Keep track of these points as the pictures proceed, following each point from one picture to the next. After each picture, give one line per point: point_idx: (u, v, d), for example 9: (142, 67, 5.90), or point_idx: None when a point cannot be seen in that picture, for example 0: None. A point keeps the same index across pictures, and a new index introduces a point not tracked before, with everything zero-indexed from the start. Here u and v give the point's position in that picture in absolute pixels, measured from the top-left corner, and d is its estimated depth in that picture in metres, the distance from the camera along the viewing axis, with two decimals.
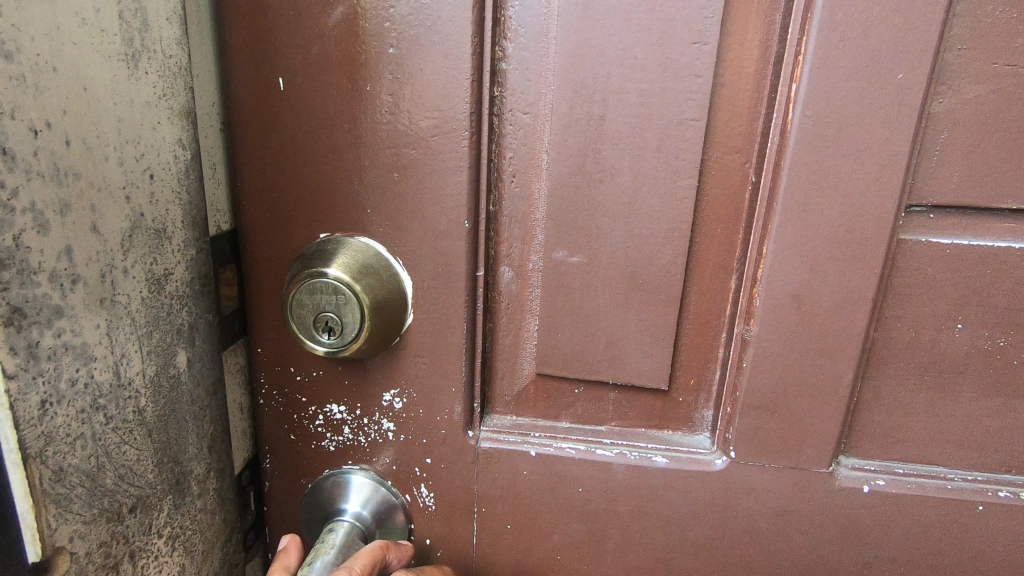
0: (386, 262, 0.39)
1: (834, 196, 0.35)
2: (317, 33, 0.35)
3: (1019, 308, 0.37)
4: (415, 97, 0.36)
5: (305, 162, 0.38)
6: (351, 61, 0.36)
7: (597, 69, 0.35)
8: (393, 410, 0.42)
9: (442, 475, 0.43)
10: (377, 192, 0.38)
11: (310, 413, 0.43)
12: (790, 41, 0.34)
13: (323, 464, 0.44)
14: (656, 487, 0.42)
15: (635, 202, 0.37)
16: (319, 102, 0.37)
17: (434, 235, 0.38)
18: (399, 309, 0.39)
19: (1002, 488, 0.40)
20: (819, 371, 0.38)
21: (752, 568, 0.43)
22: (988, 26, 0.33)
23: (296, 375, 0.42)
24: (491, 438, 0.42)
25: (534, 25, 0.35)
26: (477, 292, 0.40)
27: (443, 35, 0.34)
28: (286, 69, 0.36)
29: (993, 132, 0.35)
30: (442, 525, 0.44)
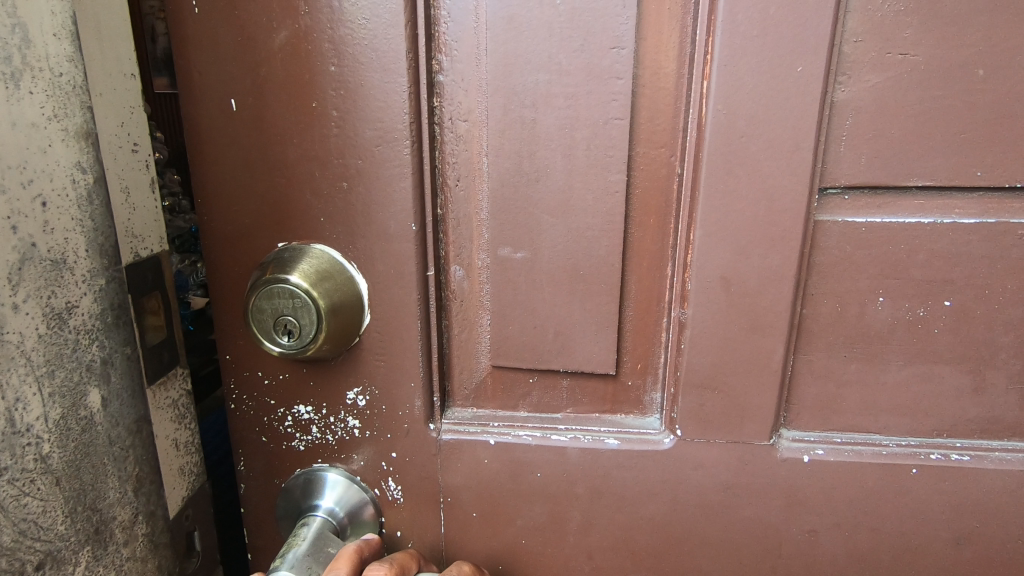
0: (341, 267, 0.41)
1: (751, 183, 0.38)
2: (265, 55, 0.38)
3: (934, 277, 0.40)
4: (359, 111, 0.38)
5: (260, 177, 0.41)
6: (297, 80, 0.38)
7: (526, 77, 0.38)
8: (357, 408, 0.44)
9: (408, 468, 0.45)
10: (329, 201, 0.40)
11: (279, 415, 0.45)
12: (699, 41, 0.37)
13: (295, 464, 0.47)
14: (610, 468, 0.44)
15: (571, 199, 0.40)
16: (271, 120, 0.39)
17: (384, 239, 0.41)
18: (356, 310, 0.41)
19: (934, 450, 0.43)
20: (752, 348, 0.41)
21: (706, 541, 0.45)
22: (878, 19, 0.36)
23: (264, 379, 0.45)
24: (452, 430, 0.44)
25: (465, 39, 0.38)
26: (429, 291, 0.42)
27: (379, 52, 0.37)
28: (237, 91, 0.39)
29: (894, 116, 0.38)
30: (411, 517, 0.46)
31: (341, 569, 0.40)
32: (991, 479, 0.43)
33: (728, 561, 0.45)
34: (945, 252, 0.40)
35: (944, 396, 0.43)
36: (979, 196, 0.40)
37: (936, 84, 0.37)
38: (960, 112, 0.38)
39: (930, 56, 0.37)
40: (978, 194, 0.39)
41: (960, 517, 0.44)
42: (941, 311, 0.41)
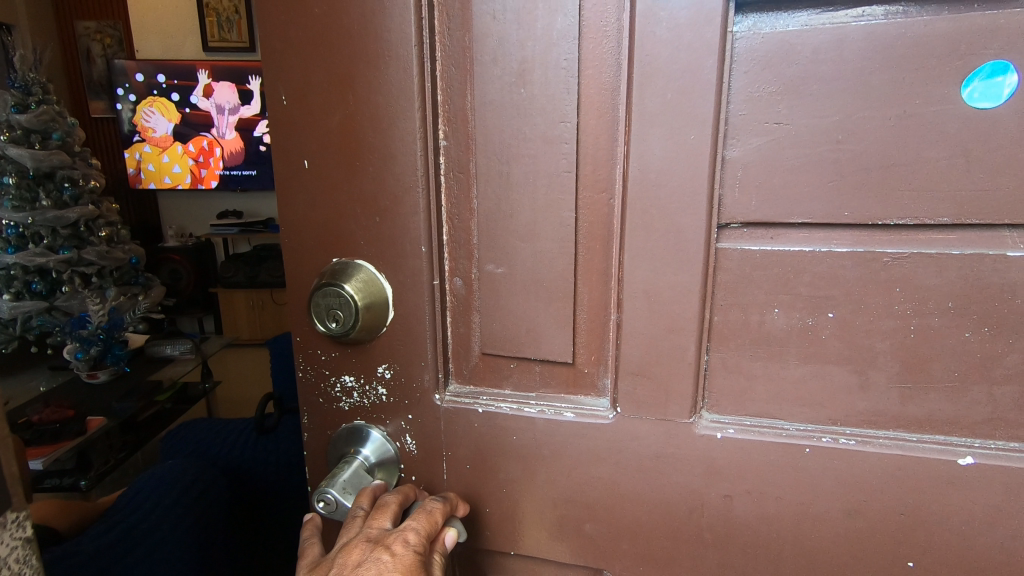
0: (376, 278, 0.57)
1: (663, 220, 0.52)
2: (324, 129, 0.55)
3: (819, 294, 0.51)
4: (386, 167, 0.55)
5: (320, 212, 0.57)
6: (347, 146, 0.55)
7: (502, 140, 0.53)
8: (385, 379, 0.60)
9: (421, 426, 0.61)
10: (367, 230, 0.57)
11: (331, 382, 0.62)
12: (621, 115, 0.51)
13: (341, 420, 0.63)
14: (569, 435, 0.58)
15: (535, 229, 0.54)
16: (327, 172, 0.56)
17: (403, 256, 0.56)
18: (384, 309, 0.57)
19: (826, 435, 0.54)
20: (670, 344, 0.54)
21: (643, 496, 0.58)
22: (758, 95, 0.48)
23: (321, 356, 0.62)
24: (451, 401, 0.60)
25: (459, 115, 0.54)
26: (436, 296, 0.57)
27: (402, 127, 0.53)
28: (306, 153, 0.56)
29: (776, 170, 0.49)
30: (424, 464, 0.62)
31: (366, 501, 0.56)
32: (876, 460, 0.53)
33: (661, 513, 0.58)
34: (826, 275, 0.51)
35: (837, 390, 0.53)
36: (852, 230, 0.50)
37: (806, 145, 0.48)
38: (827, 166, 0.48)
39: (800, 124, 0.48)
40: (851, 229, 0.50)
41: (848, 490, 0.54)
42: (826, 321, 0.51)
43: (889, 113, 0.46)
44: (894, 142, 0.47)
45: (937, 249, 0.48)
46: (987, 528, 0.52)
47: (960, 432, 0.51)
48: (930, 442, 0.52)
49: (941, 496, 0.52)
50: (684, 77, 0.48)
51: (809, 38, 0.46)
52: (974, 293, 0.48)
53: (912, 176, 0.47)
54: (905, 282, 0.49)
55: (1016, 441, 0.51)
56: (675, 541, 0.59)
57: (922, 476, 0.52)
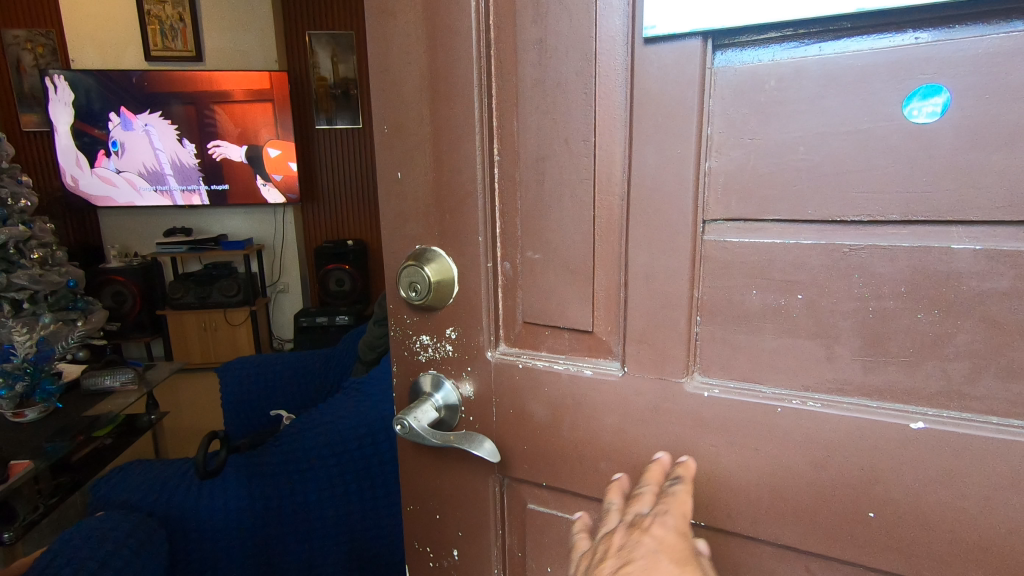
0: (448, 263, 0.77)
1: (656, 218, 0.65)
2: (414, 151, 0.76)
3: (786, 278, 0.62)
4: (455, 176, 0.74)
5: (410, 211, 0.79)
6: (430, 164, 0.76)
7: (536, 153, 0.70)
8: (451, 338, 0.80)
9: (477, 375, 0.80)
10: (442, 224, 0.77)
11: (414, 340, 0.83)
12: (623, 136, 0.65)
13: (421, 369, 0.84)
14: (588, 388, 0.73)
15: (562, 226, 0.70)
16: (416, 184, 0.77)
17: (467, 243, 0.75)
18: (451, 286, 0.77)
19: (797, 398, 0.64)
20: (666, 317, 0.67)
21: (644, 445, 0.72)
22: (734, 117, 0.61)
23: (407, 319, 0.83)
24: (498, 357, 0.78)
25: (506, 135, 0.72)
26: (492, 275, 0.76)
27: (467, 148, 0.73)
28: (402, 168, 0.78)
29: (749, 176, 0.61)
30: (479, 406, 0.81)
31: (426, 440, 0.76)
32: (839, 422, 0.62)
33: (660, 458, 0.71)
34: (793, 262, 0.61)
35: (806, 360, 0.63)
36: (817, 225, 0.60)
37: (773, 156, 0.60)
38: (792, 174, 0.59)
39: (768, 140, 0.59)
40: (816, 224, 0.60)
41: (811, 448, 0.64)
42: (797, 302, 0.62)
43: (842, 128, 0.56)
44: (847, 153, 0.57)
45: (887, 243, 0.57)
46: (939, 486, 0.59)
47: (917, 401, 0.59)
48: (890, 408, 0.60)
49: (897, 457, 0.60)
50: (671, 105, 0.62)
51: (774, 70, 0.58)
52: (921, 280, 0.57)
53: (862, 179, 0.57)
54: (860, 269, 0.59)
55: (968, 412, 0.58)
56: None
57: (880, 438, 0.61)
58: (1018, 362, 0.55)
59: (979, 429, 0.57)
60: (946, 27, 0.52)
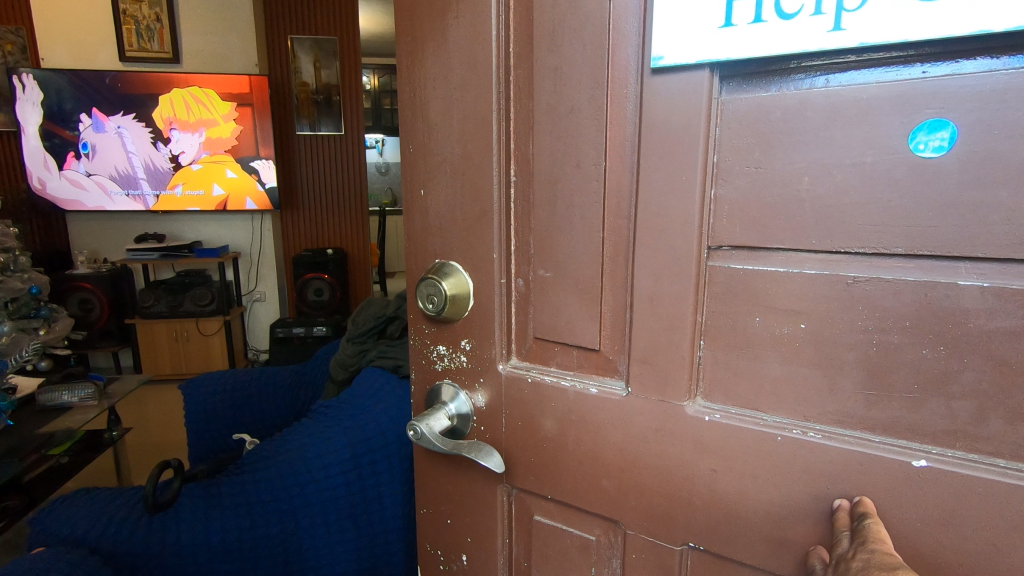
0: (463, 276, 0.80)
1: (661, 242, 0.67)
2: (436, 170, 0.80)
3: (788, 306, 0.63)
4: (472, 195, 0.78)
5: (430, 227, 0.83)
6: (449, 182, 0.79)
7: (548, 175, 0.72)
8: (465, 349, 0.83)
9: (488, 386, 0.83)
10: (458, 240, 0.80)
11: (432, 349, 0.87)
12: (633, 161, 0.67)
13: (438, 377, 0.88)
14: (593, 405, 0.75)
15: (572, 246, 0.72)
16: (437, 201, 0.81)
17: (482, 259, 0.78)
18: (465, 298, 0.80)
19: (797, 428, 0.64)
20: (670, 340, 0.68)
21: (646, 463, 0.73)
22: (741, 146, 0.62)
23: (427, 329, 0.87)
24: (509, 370, 0.81)
25: (522, 157, 0.74)
26: (507, 291, 0.79)
27: (484, 168, 0.76)
28: (425, 185, 0.82)
29: (754, 205, 0.62)
30: (489, 416, 0.84)
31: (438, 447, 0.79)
32: (840, 454, 0.62)
33: (662, 479, 0.72)
34: (796, 291, 0.62)
35: (810, 390, 0.63)
36: (821, 256, 0.60)
37: (779, 186, 0.60)
38: (794, 204, 0.60)
39: (774, 170, 0.60)
40: (821, 254, 0.60)
41: (809, 478, 0.64)
42: (800, 331, 0.62)
43: (846, 160, 0.57)
44: (850, 185, 0.57)
45: (892, 276, 0.57)
46: (940, 527, 0.58)
47: (922, 439, 0.58)
48: (891, 444, 0.60)
49: (897, 493, 0.60)
50: (677, 133, 0.63)
51: (779, 101, 0.59)
52: (928, 315, 0.56)
53: (865, 212, 0.57)
54: (865, 301, 0.59)
55: (973, 453, 0.56)
56: (673, 503, 0.72)
57: (880, 472, 0.60)
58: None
59: (985, 471, 0.56)
60: (953, 60, 0.51)
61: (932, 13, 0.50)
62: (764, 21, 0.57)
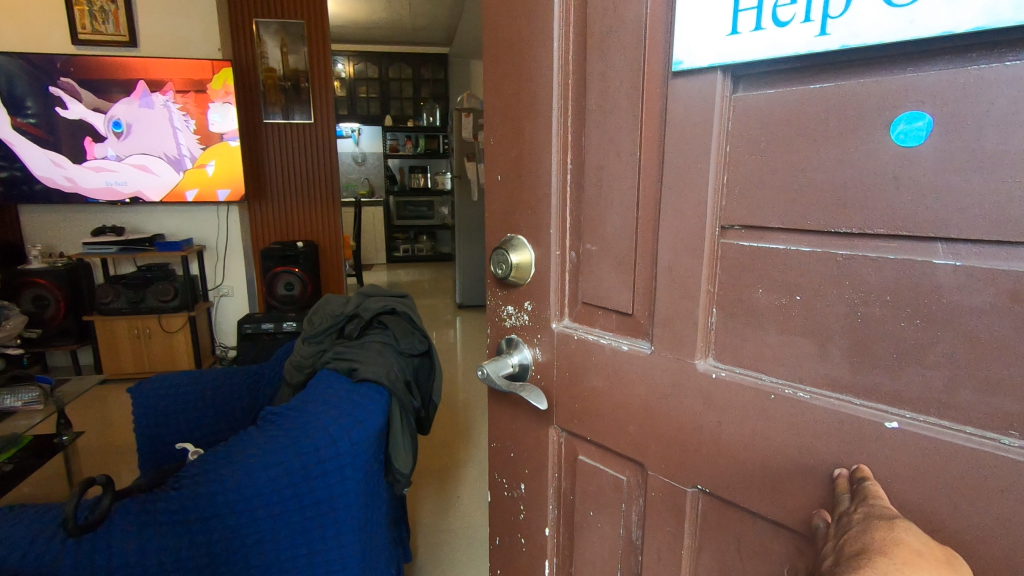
0: (529, 248, 0.95)
1: (678, 221, 0.78)
2: (511, 157, 0.96)
3: (785, 280, 0.71)
4: (536, 178, 0.93)
5: (505, 204, 0.99)
6: (520, 168, 0.95)
7: (596, 161, 0.85)
8: (528, 309, 0.98)
9: (544, 342, 0.97)
10: (525, 216, 0.95)
11: (504, 309, 1.03)
12: (660, 151, 0.78)
13: (508, 334, 1.04)
14: (623, 360, 0.87)
15: (613, 223, 0.85)
16: (511, 183, 0.97)
17: (541, 232, 0.93)
18: (528, 268, 0.95)
19: (792, 388, 0.72)
20: (686, 306, 0.79)
21: (667, 413, 0.84)
22: (746, 137, 0.71)
23: (501, 292, 1.03)
24: (561, 328, 0.95)
25: (575, 145, 0.88)
26: (561, 261, 0.93)
27: (545, 155, 0.91)
28: (503, 169, 0.98)
29: (756, 189, 0.71)
30: (545, 368, 0.98)
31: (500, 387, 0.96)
32: (826, 414, 0.69)
33: (678, 427, 0.83)
34: (794, 266, 0.70)
35: (804, 355, 0.71)
36: (818, 236, 0.68)
37: (779, 174, 0.69)
38: (795, 188, 0.68)
39: (773, 159, 0.70)
40: (819, 235, 0.68)
41: (801, 434, 0.71)
42: (795, 302, 0.71)
43: (833, 151, 0.65)
44: (837, 172, 0.65)
45: (877, 254, 0.64)
46: (908, 484, 0.64)
47: (900, 405, 0.64)
48: (870, 407, 0.66)
49: (875, 452, 0.66)
50: (692, 125, 0.74)
51: (778, 99, 0.68)
52: (905, 291, 0.62)
53: (853, 197, 0.64)
54: (852, 277, 0.66)
55: (946, 420, 0.61)
56: (685, 450, 0.83)
57: (861, 432, 0.66)
58: (994, 376, 0.58)
59: (951, 436, 0.60)
60: (924, 59, 0.58)
61: (892, 19, 0.58)
62: (764, 28, 0.67)
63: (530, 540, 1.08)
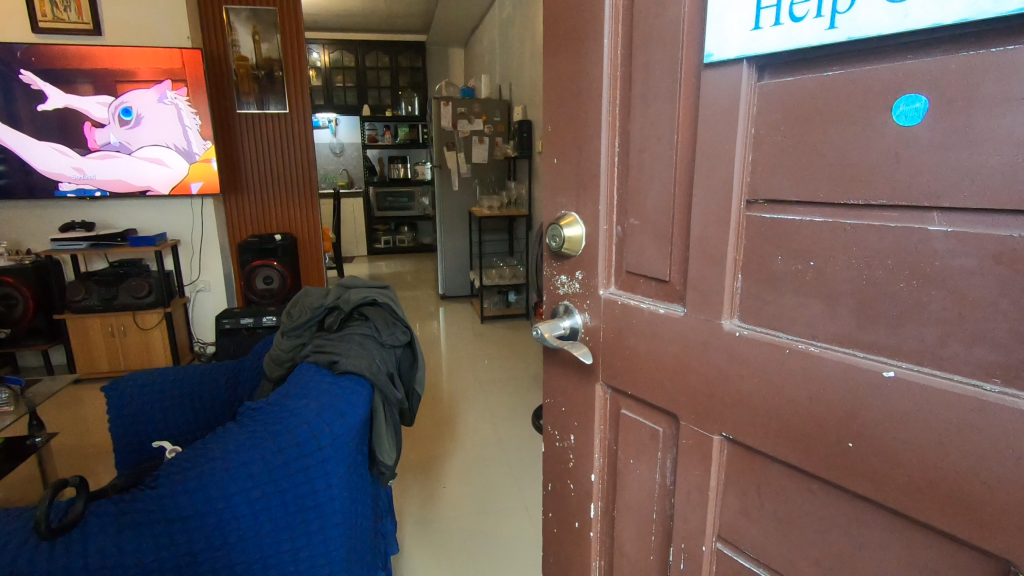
0: (579, 223, 1.06)
1: (707, 196, 0.88)
2: (565, 141, 1.07)
3: (800, 247, 0.80)
4: (587, 159, 1.04)
5: (559, 183, 1.10)
6: (573, 150, 1.06)
7: (641, 143, 0.96)
8: (578, 278, 1.10)
9: (592, 308, 1.08)
10: (577, 193, 1.06)
11: (558, 278, 1.15)
12: (694, 133, 0.88)
13: (560, 301, 1.15)
14: (659, 322, 0.98)
15: (654, 198, 0.95)
16: (565, 163, 1.08)
17: (591, 208, 1.04)
18: (579, 241, 1.07)
19: (805, 344, 0.81)
20: (714, 273, 0.89)
21: (697, 368, 0.94)
22: (768, 120, 0.81)
23: (555, 263, 1.15)
24: (608, 294, 1.06)
25: (622, 129, 0.99)
26: (608, 234, 1.04)
27: (596, 138, 1.01)
28: (558, 151, 1.09)
29: (776, 166, 0.81)
30: (593, 331, 1.09)
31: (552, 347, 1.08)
32: (832, 365, 0.77)
33: (707, 381, 0.93)
34: (807, 235, 0.79)
35: (816, 315, 0.80)
36: (830, 208, 0.77)
37: (795, 153, 0.78)
38: (809, 165, 0.77)
39: (791, 139, 0.79)
40: (830, 206, 0.77)
41: (812, 385, 0.80)
42: (809, 267, 0.79)
43: (840, 132, 0.73)
44: (844, 151, 0.73)
45: (879, 222, 0.72)
46: (899, 427, 0.71)
47: (896, 356, 0.72)
48: (869, 359, 0.74)
49: (873, 399, 0.74)
50: (721, 111, 0.84)
51: (796, 86, 0.77)
52: (902, 253, 0.70)
53: (858, 172, 0.72)
54: (858, 243, 0.74)
55: (935, 369, 0.69)
56: (713, 401, 0.93)
57: (862, 381, 0.74)
58: (975, 328, 0.65)
59: (939, 383, 0.68)
60: (916, 49, 0.66)
61: (886, 14, 0.67)
62: (781, 23, 0.76)
63: (580, 485, 1.21)
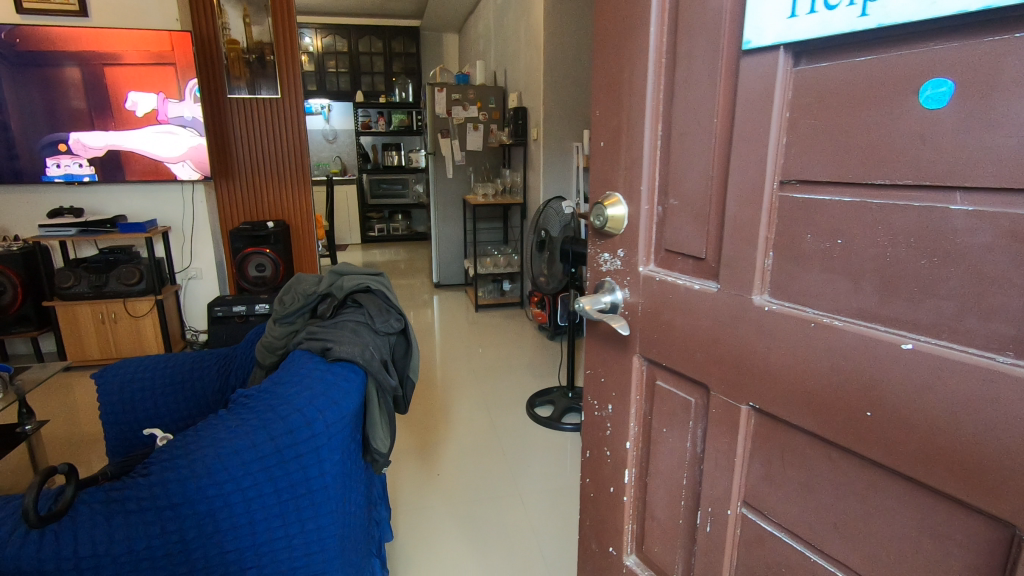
0: (622, 203, 1.11)
1: (745, 178, 0.92)
2: (610, 125, 1.12)
3: (828, 226, 0.84)
4: (631, 142, 1.08)
5: (604, 165, 1.15)
6: (617, 134, 1.11)
7: (683, 126, 1.00)
8: (619, 256, 1.15)
9: (631, 285, 1.13)
10: (621, 175, 1.11)
11: (600, 256, 1.20)
12: (734, 118, 0.92)
13: (602, 278, 1.20)
14: (694, 298, 1.02)
15: (694, 180, 1.00)
16: (610, 146, 1.13)
17: (633, 189, 1.09)
18: (622, 220, 1.12)
19: (830, 318, 0.85)
20: (748, 250, 0.94)
21: (728, 341, 0.99)
22: (803, 105, 0.84)
23: (598, 242, 1.20)
24: (647, 271, 1.11)
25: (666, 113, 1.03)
26: (650, 214, 1.09)
27: (639, 122, 1.06)
28: (603, 135, 1.14)
29: (809, 149, 0.84)
30: (632, 306, 1.14)
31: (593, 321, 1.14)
32: (852, 337, 0.81)
33: (737, 354, 0.98)
34: (836, 214, 0.83)
35: (841, 291, 0.83)
36: (857, 189, 0.80)
37: (826, 136, 0.82)
38: (839, 148, 0.81)
39: (823, 123, 0.82)
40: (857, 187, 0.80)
41: (835, 357, 0.84)
42: (836, 244, 0.83)
43: (869, 116, 0.77)
44: (871, 133, 0.77)
45: (903, 202, 0.75)
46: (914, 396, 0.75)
47: (916, 329, 0.76)
48: (889, 332, 0.78)
49: (890, 369, 0.77)
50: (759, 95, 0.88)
51: (830, 71, 0.81)
52: (923, 232, 0.74)
53: (885, 153, 0.76)
54: (883, 222, 0.78)
55: (952, 342, 0.72)
56: (742, 373, 0.97)
57: (881, 352, 0.78)
58: (991, 303, 0.69)
59: (953, 355, 0.71)
60: (939, 38, 0.69)
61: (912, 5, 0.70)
62: (816, 11, 0.79)
63: (615, 452, 1.28)
